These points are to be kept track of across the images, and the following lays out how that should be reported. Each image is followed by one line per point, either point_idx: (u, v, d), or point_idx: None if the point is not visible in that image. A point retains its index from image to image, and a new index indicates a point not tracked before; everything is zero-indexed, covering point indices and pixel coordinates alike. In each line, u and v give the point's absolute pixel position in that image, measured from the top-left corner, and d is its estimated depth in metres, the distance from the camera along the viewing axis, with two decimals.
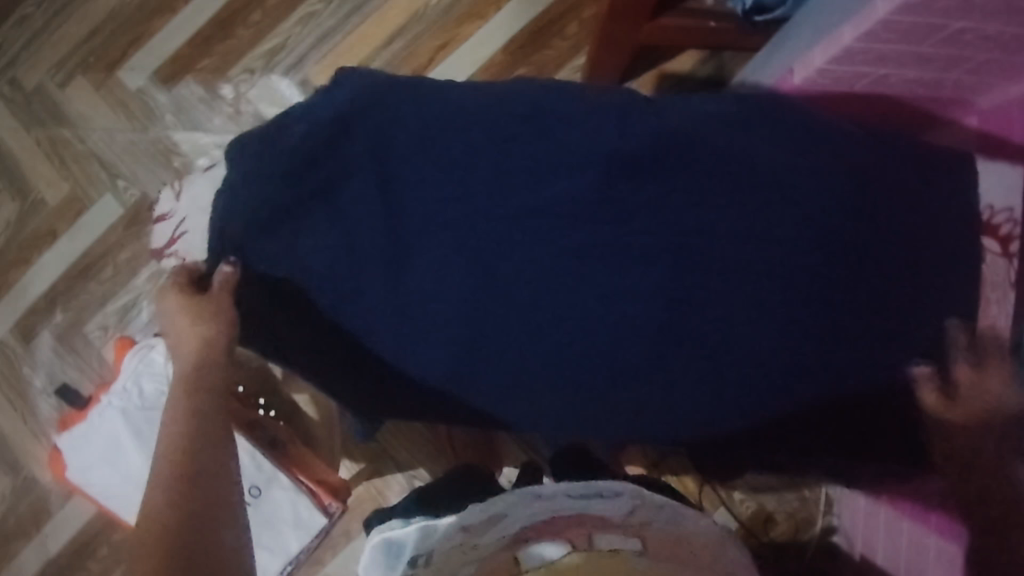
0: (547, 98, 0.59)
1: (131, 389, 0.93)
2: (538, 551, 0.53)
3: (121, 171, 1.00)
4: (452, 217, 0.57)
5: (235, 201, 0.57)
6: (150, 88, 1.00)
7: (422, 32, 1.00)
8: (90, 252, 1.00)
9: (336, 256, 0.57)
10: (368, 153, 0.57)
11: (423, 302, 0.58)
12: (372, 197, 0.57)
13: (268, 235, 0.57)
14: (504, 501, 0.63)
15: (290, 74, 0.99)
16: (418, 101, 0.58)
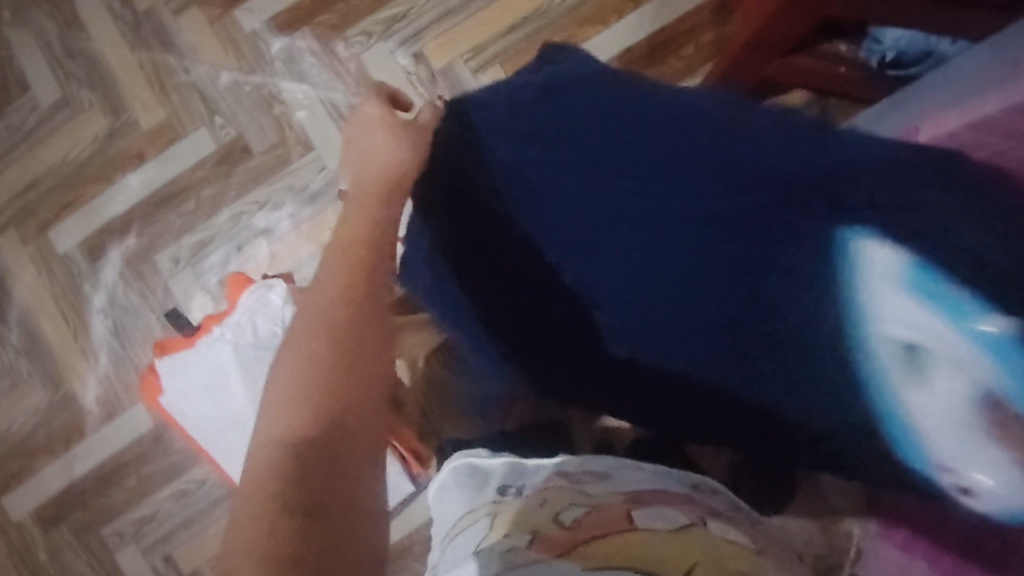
0: (747, 117, 0.65)
1: (245, 326, 0.77)
2: (661, 515, 0.54)
3: (221, 109, 0.99)
4: (606, 185, 0.66)
5: (475, 101, 0.72)
6: (264, 33, 1.00)
7: (544, 27, 0.98)
8: (175, 182, 1.00)
9: (510, 171, 0.68)
10: (568, 110, 0.68)
11: (556, 234, 0.66)
12: (548, 135, 0.68)
13: (470, 136, 0.70)
14: (605, 462, 0.63)
15: (405, 44, 0.98)
16: (626, 91, 0.68)
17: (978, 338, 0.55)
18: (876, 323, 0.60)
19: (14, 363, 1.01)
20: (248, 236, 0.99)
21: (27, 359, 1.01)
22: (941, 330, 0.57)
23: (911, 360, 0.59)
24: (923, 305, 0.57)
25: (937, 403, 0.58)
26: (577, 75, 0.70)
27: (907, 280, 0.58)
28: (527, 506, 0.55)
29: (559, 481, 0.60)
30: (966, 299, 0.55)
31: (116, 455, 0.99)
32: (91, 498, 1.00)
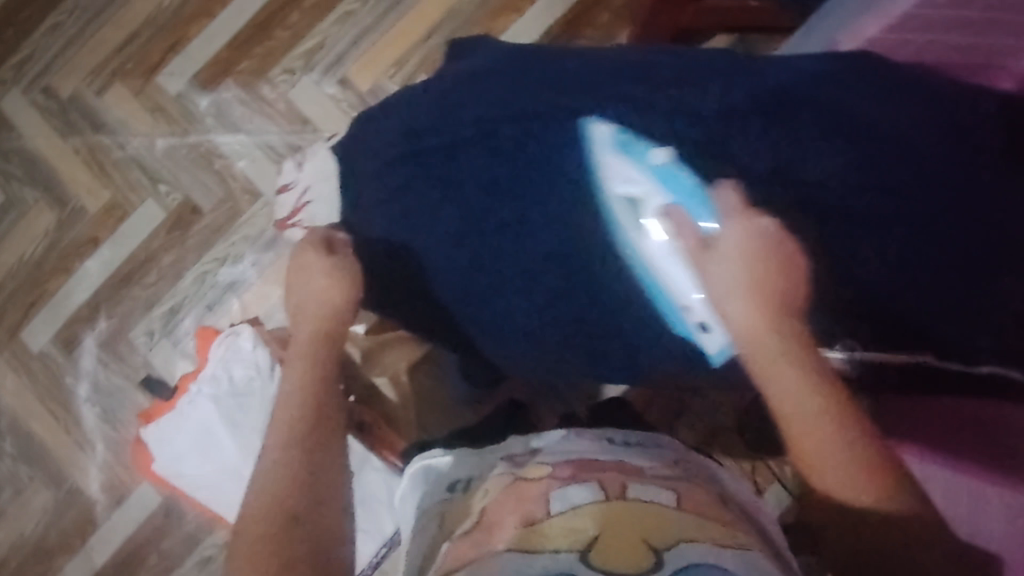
0: (663, 60, 0.61)
1: (221, 376, 0.76)
2: (563, 491, 0.53)
3: (163, 176, 0.99)
4: (473, 132, 0.58)
5: (389, 100, 0.67)
6: (189, 93, 0.99)
7: (459, 26, 0.99)
8: (133, 258, 0.99)
9: (395, 134, 0.62)
10: (459, 75, 0.62)
11: (416, 191, 0.60)
12: (433, 96, 0.61)
13: (375, 122, 0.66)
14: (549, 436, 0.63)
15: (329, 73, 0.99)
16: (533, 56, 0.62)
17: (659, 172, 0.55)
18: (606, 182, 0.56)
19: (14, 470, 1.00)
20: (215, 293, 0.98)
21: (25, 464, 1.00)
22: (654, 189, 0.55)
23: (636, 213, 0.56)
24: (625, 163, 0.55)
25: (665, 252, 0.55)
26: (486, 55, 0.64)
27: (616, 143, 0.55)
28: (469, 504, 0.57)
29: (499, 468, 0.60)
30: (636, 141, 0.55)
31: (131, 538, 0.99)
32: None
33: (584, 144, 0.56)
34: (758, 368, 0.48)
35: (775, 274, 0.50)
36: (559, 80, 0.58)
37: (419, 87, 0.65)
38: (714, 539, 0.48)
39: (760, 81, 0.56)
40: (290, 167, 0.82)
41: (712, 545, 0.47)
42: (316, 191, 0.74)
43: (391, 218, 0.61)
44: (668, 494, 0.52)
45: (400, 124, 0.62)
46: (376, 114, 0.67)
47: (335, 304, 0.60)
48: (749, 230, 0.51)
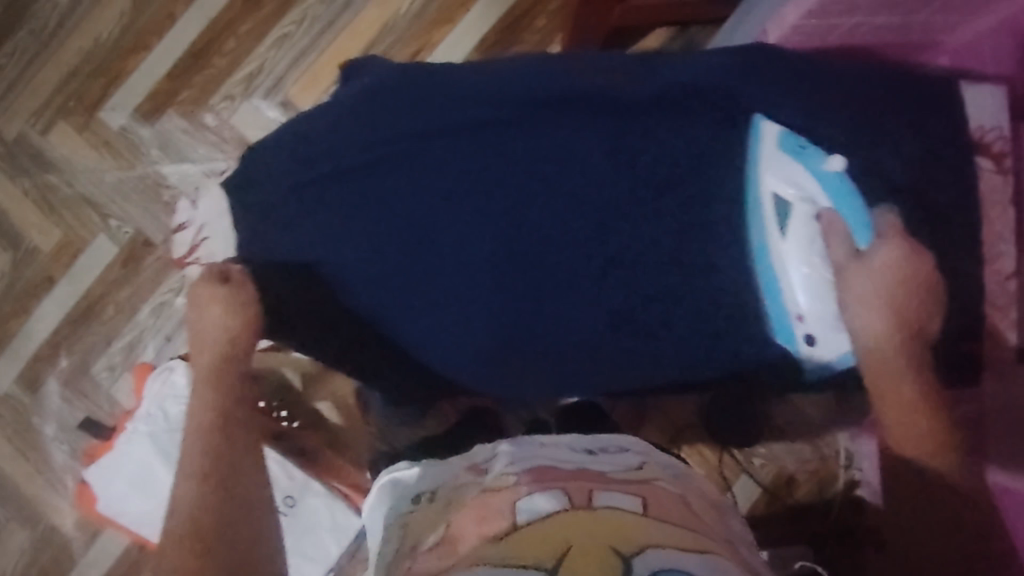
0: (545, 64, 0.61)
1: (157, 413, 0.79)
2: (530, 503, 0.50)
3: (112, 211, 0.99)
4: (389, 140, 0.59)
5: (276, 130, 0.65)
6: (133, 126, 0.99)
7: (396, 40, 0.99)
8: (89, 294, 0.99)
9: (298, 153, 0.61)
10: (355, 96, 0.62)
11: (334, 205, 0.60)
12: (336, 114, 0.62)
13: (266, 148, 0.64)
14: (509, 442, 0.61)
15: (270, 96, 0.99)
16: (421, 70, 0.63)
17: (829, 180, 0.56)
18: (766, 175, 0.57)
19: None
20: (173, 323, 0.99)
21: None
22: (816, 195, 0.56)
23: (780, 215, 0.57)
24: (796, 164, 0.56)
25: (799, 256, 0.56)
26: (370, 76, 0.64)
27: (781, 145, 0.57)
28: (433, 517, 0.54)
29: (462, 477, 0.57)
30: (811, 149, 0.56)
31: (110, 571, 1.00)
32: None
33: (751, 138, 0.57)
34: (879, 368, 0.56)
35: (911, 295, 0.56)
36: (450, 112, 0.59)
37: (309, 117, 0.64)
38: (680, 544, 0.45)
39: (635, 108, 0.58)
40: (184, 209, 0.74)
41: (679, 549, 0.45)
42: (215, 225, 0.66)
43: (294, 257, 0.61)
44: (635, 501, 0.50)
45: (293, 160, 0.61)
46: (264, 142, 0.65)
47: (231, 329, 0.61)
48: (904, 252, 0.55)
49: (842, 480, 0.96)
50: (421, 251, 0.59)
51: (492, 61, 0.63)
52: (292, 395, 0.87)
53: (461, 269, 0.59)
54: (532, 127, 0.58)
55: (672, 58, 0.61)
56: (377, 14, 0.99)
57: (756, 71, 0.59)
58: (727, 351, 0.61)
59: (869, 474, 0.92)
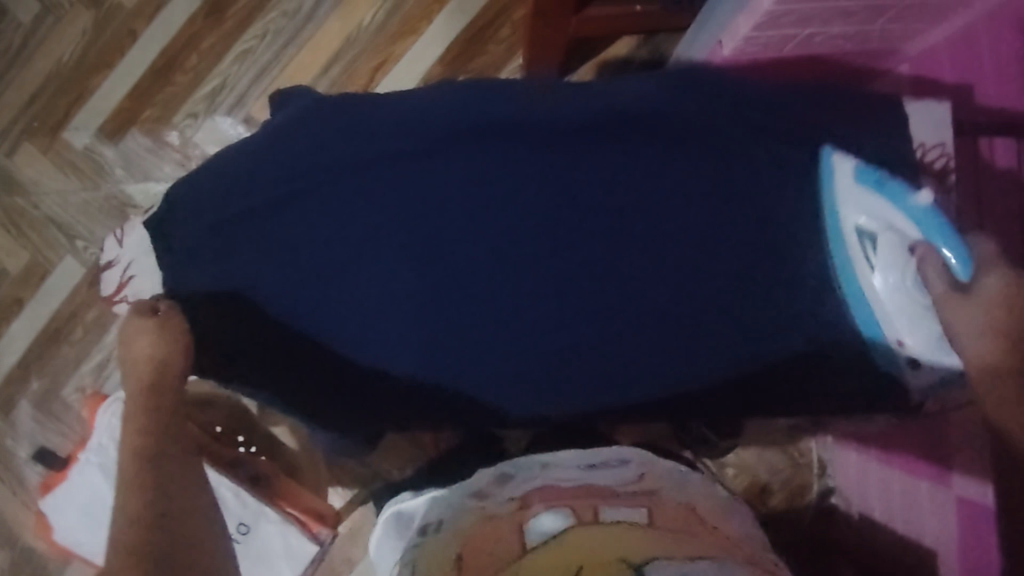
0: (464, 94, 0.59)
1: (108, 443, 0.80)
2: (538, 524, 0.49)
3: (79, 231, 0.99)
4: (325, 169, 0.58)
5: (189, 176, 0.63)
6: (96, 145, 0.99)
7: (360, 53, 0.98)
8: (58, 315, 0.99)
9: (226, 187, 0.60)
10: (275, 130, 0.61)
11: (276, 234, 0.59)
12: (257, 149, 0.60)
13: (187, 189, 0.62)
14: (507, 462, 0.60)
15: (233, 113, 0.98)
16: (336, 102, 0.61)
17: (912, 214, 0.51)
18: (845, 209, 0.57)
19: None
20: None
21: None
22: (903, 227, 0.52)
23: (865, 247, 0.57)
24: (876, 196, 0.54)
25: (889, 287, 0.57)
26: (285, 112, 0.62)
27: (859, 179, 0.55)
28: (442, 546, 0.53)
29: (468, 505, 0.57)
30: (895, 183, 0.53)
31: None
32: None
33: (825, 171, 0.58)
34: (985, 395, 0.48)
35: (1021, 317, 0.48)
36: (364, 146, 0.58)
37: (226, 151, 0.63)
38: (691, 553, 0.44)
39: (551, 140, 0.59)
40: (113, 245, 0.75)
41: (690, 557, 0.43)
42: (140, 264, 0.67)
43: (217, 290, 0.60)
44: (641, 514, 0.50)
45: (210, 194, 0.60)
46: (178, 185, 0.63)
47: (159, 362, 0.59)
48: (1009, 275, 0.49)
49: (814, 490, 0.98)
50: (345, 284, 0.59)
51: (403, 95, 0.61)
52: (247, 420, 0.89)
53: (385, 300, 0.60)
54: (450, 163, 0.59)
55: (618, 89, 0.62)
56: (338, 27, 0.98)
57: (678, 97, 0.59)
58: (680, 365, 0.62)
59: (844, 481, 0.95)
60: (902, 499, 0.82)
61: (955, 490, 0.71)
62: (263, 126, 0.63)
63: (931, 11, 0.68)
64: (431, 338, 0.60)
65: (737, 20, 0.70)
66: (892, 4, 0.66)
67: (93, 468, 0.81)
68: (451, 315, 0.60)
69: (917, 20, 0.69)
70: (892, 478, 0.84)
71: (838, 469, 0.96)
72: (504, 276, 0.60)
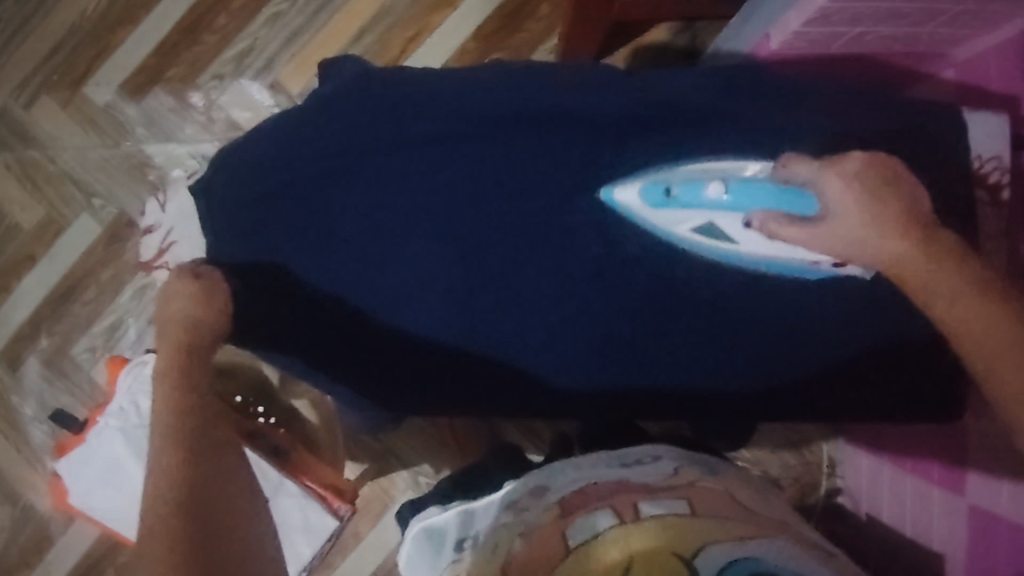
0: (522, 76, 0.59)
1: (128, 408, 0.80)
2: (584, 526, 0.49)
3: (97, 189, 0.97)
4: (373, 141, 0.57)
5: (237, 150, 0.63)
6: (118, 103, 0.97)
7: (393, 24, 0.96)
8: (71, 274, 0.98)
9: (270, 158, 0.59)
10: (321, 104, 0.60)
11: (317, 206, 0.57)
12: (303, 124, 0.59)
13: (231, 166, 0.62)
14: (537, 474, 0.60)
15: (259, 77, 0.97)
16: (387, 77, 0.60)
17: (719, 205, 0.53)
18: (671, 231, 0.56)
19: None
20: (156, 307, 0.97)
21: None
22: (721, 212, 0.54)
23: (714, 239, 0.56)
24: (677, 209, 0.55)
25: (760, 245, 0.56)
26: (333, 87, 0.61)
27: (649, 202, 0.56)
28: (489, 557, 0.53)
29: (504, 518, 0.57)
30: (682, 187, 0.54)
31: (88, 552, 0.99)
32: None
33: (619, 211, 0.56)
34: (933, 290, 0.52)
35: (880, 188, 0.52)
36: (417, 120, 0.57)
37: (271, 123, 0.62)
38: (736, 535, 0.48)
39: (598, 137, 0.56)
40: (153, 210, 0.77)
41: (735, 540, 0.47)
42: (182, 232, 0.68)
43: (255, 261, 0.59)
44: (681, 503, 0.51)
45: (255, 161, 0.60)
46: (221, 163, 0.64)
47: (193, 320, 0.57)
48: (846, 174, 0.52)
49: (823, 488, 0.96)
50: (379, 256, 0.57)
51: (459, 72, 0.61)
52: (267, 392, 0.88)
53: (415, 274, 0.58)
54: (499, 143, 0.56)
55: (668, 78, 0.61)
56: None
57: (728, 97, 0.59)
58: (738, 355, 0.61)
59: (852, 483, 0.93)
60: (909, 503, 0.81)
61: (969, 497, 0.71)
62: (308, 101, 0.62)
63: (986, 19, 0.67)
64: (482, 313, 0.59)
65: (787, 14, 0.69)
66: (947, 8, 0.65)
67: (111, 431, 0.80)
68: (503, 288, 0.58)
69: (970, 26, 0.68)
70: (901, 483, 0.83)
71: (848, 469, 0.94)
72: (540, 258, 0.58)
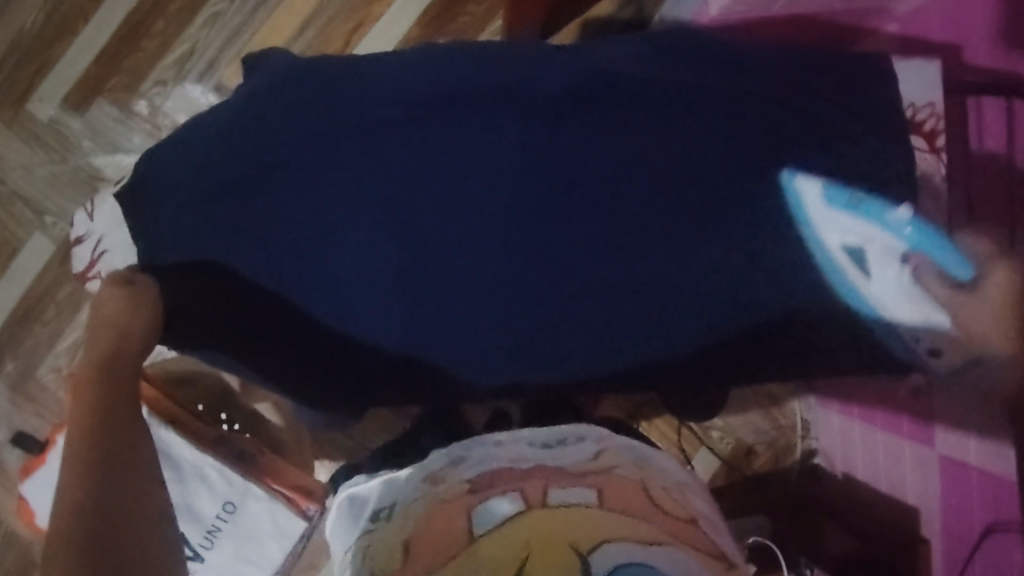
0: (451, 57, 0.58)
1: None
2: (485, 512, 0.45)
3: (48, 206, 0.96)
4: (314, 137, 0.56)
5: (166, 151, 0.61)
6: (62, 117, 0.96)
7: (333, 16, 0.95)
8: (29, 294, 0.96)
9: (207, 158, 0.58)
10: (256, 100, 0.59)
11: (258, 206, 0.56)
12: (238, 122, 0.58)
13: (165, 167, 0.60)
14: (459, 446, 0.57)
15: (203, 80, 0.95)
16: (319, 70, 0.59)
17: (892, 232, 0.55)
18: (821, 240, 0.56)
19: None
20: None
21: None
22: (873, 240, 0.56)
23: (856, 263, 0.56)
24: (863, 218, 0.55)
25: (887, 291, 0.56)
26: (266, 82, 0.60)
27: (830, 199, 0.54)
28: (392, 529, 0.48)
29: (418, 490, 0.53)
30: (872, 203, 0.55)
31: None
32: None
33: (789, 191, 0.55)
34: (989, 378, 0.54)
35: None
36: (354, 110, 0.56)
37: (205, 118, 0.62)
38: (642, 538, 0.42)
39: (532, 115, 0.55)
40: (82, 219, 0.75)
41: (642, 542, 0.41)
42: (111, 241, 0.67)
43: (196, 263, 0.59)
44: (591, 492, 0.47)
45: (185, 167, 0.59)
46: (149, 162, 0.63)
47: (121, 329, 0.59)
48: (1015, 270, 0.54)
49: (799, 450, 0.96)
50: (320, 263, 0.57)
51: (389, 57, 0.60)
52: (229, 397, 0.88)
53: (362, 267, 0.57)
54: (428, 133, 0.56)
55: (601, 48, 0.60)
56: None
57: (666, 60, 0.58)
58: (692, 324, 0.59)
59: (826, 442, 0.92)
60: (885, 458, 0.80)
61: (937, 447, 0.71)
62: (240, 98, 0.60)
63: None
64: (432, 304, 0.58)
65: None
66: None
67: None
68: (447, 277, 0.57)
69: None
70: (873, 436, 0.82)
71: (819, 429, 0.93)
72: (490, 245, 0.57)
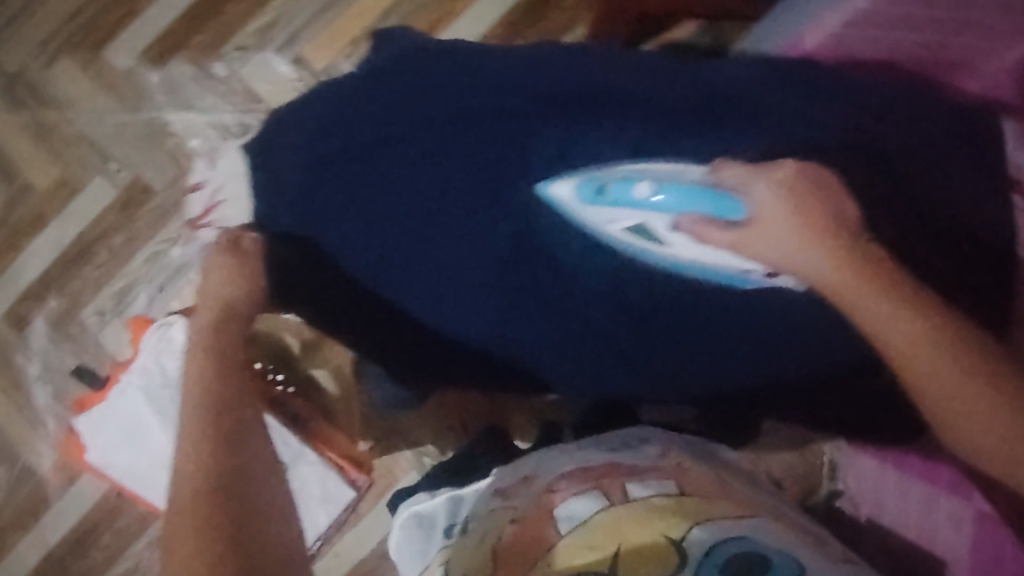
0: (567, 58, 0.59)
1: (153, 366, 0.90)
2: (572, 511, 0.55)
3: (113, 153, 0.97)
4: (429, 118, 0.57)
5: (296, 116, 0.65)
6: (139, 68, 0.97)
7: (419, 7, 0.97)
8: (84, 237, 0.97)
9: (327, 130, 0.60)
10: (382, 76, 0.60)
11: (368, 181, 0.59)
12: (363, 96, 0.60)
13: (294, 129, 0.63)
14: (530, 462, 0.65)
15: (283, 51, 0.97)
16: (447, 54, 0.60)
17: (647, 204, 0.52)
18: (604, 228, 0.56)
19: None
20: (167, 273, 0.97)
21: None
22: (643, 217, 0.53)
23: (643, 237, 0.55)
24: (612, 207, 0.54)
25: (692, 249, 0.55)
26: (394, 57, 0.61)
27: (582, 197, 0.55)
28: (477, 543, 0.57)
29: (493, 504, 0.61)
30: (616, 185, 0.53)
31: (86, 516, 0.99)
32: (71, 564, 0.99)
33: (552, 204, 0.57)
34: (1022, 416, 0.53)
35: (807, 200, 0.51)
36: (473, 95, 0.57)
37: (331, 89, 0.64)
38: (734, 514, 0.54)
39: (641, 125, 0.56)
40: (201, 169, 0.80)
41: (732, 518, 0.54)
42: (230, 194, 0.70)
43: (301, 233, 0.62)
44: (670, 482, 0.57)
45: (306, 134, 0.62)
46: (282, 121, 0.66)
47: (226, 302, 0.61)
48: (773, 184, 0.51)
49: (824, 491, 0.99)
50: (422, 241, 0.59)
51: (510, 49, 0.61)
52: (289, 359, 0.91)
53: (459, 250, 0.59)
54: (542, 133, 0.56)
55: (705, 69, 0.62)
56: None
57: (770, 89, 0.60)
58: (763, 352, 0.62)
59: (853, 486, 0.94)
60: (915, 510, 0.82)
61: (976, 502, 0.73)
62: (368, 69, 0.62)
63: None
64: (525, 294, 0.60)
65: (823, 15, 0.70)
66: None
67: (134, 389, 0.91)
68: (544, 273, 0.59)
69: None
70: (905, 484, 0.83)
71: (847, 473, 0.96)
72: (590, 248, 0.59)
